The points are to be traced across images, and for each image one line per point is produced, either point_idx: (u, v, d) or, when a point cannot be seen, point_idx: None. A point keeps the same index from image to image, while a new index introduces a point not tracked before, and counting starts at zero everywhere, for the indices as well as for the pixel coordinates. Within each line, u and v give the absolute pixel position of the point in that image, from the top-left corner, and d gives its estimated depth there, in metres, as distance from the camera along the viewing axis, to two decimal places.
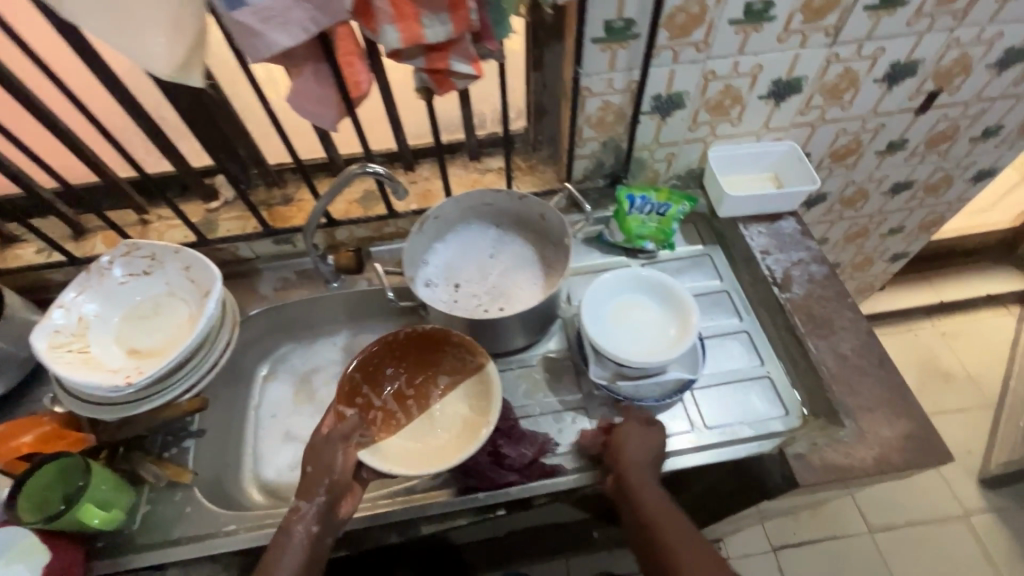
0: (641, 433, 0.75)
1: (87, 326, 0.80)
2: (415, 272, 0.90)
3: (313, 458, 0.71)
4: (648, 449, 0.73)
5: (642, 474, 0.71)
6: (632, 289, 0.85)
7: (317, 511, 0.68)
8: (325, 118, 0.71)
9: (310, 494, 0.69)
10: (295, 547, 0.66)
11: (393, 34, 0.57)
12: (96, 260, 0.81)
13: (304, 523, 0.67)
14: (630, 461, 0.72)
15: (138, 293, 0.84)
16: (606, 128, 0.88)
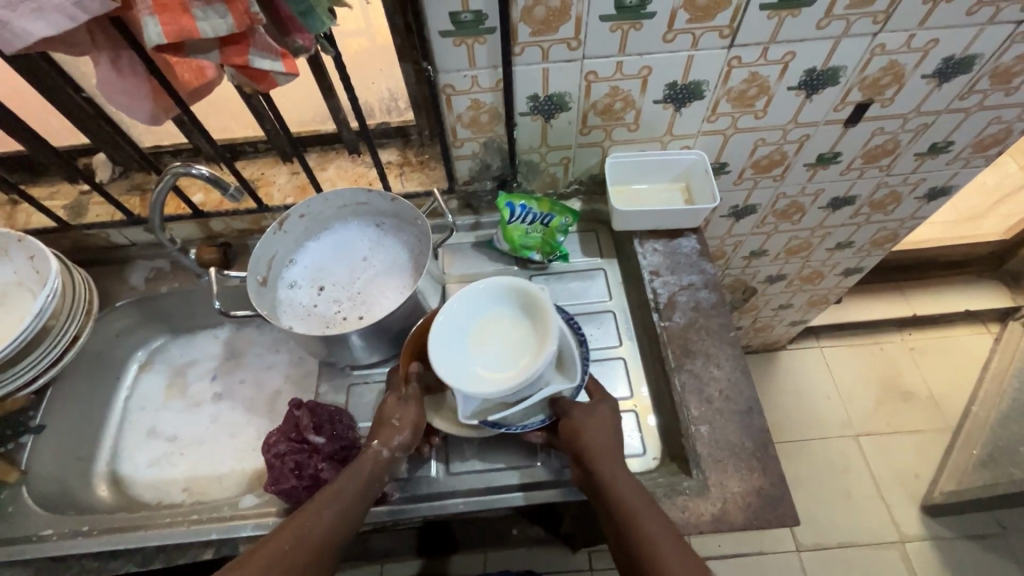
0: (599, 413, 0.71)
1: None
2: (278, 272, 0.86)
3: (401, 412, 0.72)
4: (608, 432, 0.69)
5: (607, 457, 0.67)
6: (483, 306, 0.76)
7: (390, 456, 0.69)
8: (141, 110, 0.65)
9: (389, 441, 0.70)
10: (356, 477, 0.67)
11: (154, 27, 0.50)
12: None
13: (376, 462, 0.68)
14: (595, 446, 0.68)
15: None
16: (484, 128, 0.80)
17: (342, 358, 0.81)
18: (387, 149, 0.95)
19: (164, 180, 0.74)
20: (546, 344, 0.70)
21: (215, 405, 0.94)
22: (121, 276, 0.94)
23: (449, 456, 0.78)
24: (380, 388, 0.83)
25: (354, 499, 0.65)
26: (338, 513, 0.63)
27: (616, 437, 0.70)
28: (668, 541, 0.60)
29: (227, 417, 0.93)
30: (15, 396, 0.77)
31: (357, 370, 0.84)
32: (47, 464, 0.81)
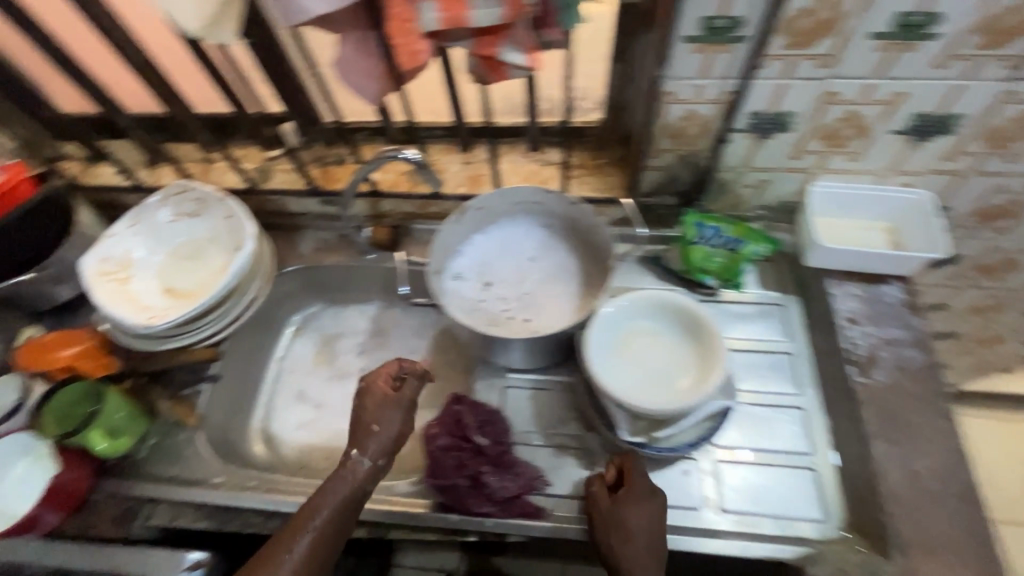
0: (640, 510, 0.63)
1: (133, 258, 0.84)
2: (446, 262, 0.84)
3: (380, 420, 0.69)
4: (645, 529, 0.62)
5: (643, 571, 0.60)
6: (624, 318, 0.70)
7: (375, 466, 0.67)
8: (368, 90, 0.65)
9: (370, 450, 0.67)
10: (336, 490, 0.65)
11: (433, 13, 0.49)
12: (150, 196, 0.84)
13: (359, 475, 0.66)
14: (636, 555, 0.61)
15: (181, 233, 0.87)
16: (688, 141, 0.75)
17: (502, 359, 0.79)
18: (561, 148, 0.92)
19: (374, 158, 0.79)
20: (716, 362, 0.64)
21: (360, 380, 0.96)
22: (291, 242, 0.98)
23: None
24: (532, 396, 0.79)
25: (340, 507, 0.64)
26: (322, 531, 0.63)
27: (652, 536, 0.62)
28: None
29: None
30: (201, 345, 0.82)
31: (512, 373, 0.82)
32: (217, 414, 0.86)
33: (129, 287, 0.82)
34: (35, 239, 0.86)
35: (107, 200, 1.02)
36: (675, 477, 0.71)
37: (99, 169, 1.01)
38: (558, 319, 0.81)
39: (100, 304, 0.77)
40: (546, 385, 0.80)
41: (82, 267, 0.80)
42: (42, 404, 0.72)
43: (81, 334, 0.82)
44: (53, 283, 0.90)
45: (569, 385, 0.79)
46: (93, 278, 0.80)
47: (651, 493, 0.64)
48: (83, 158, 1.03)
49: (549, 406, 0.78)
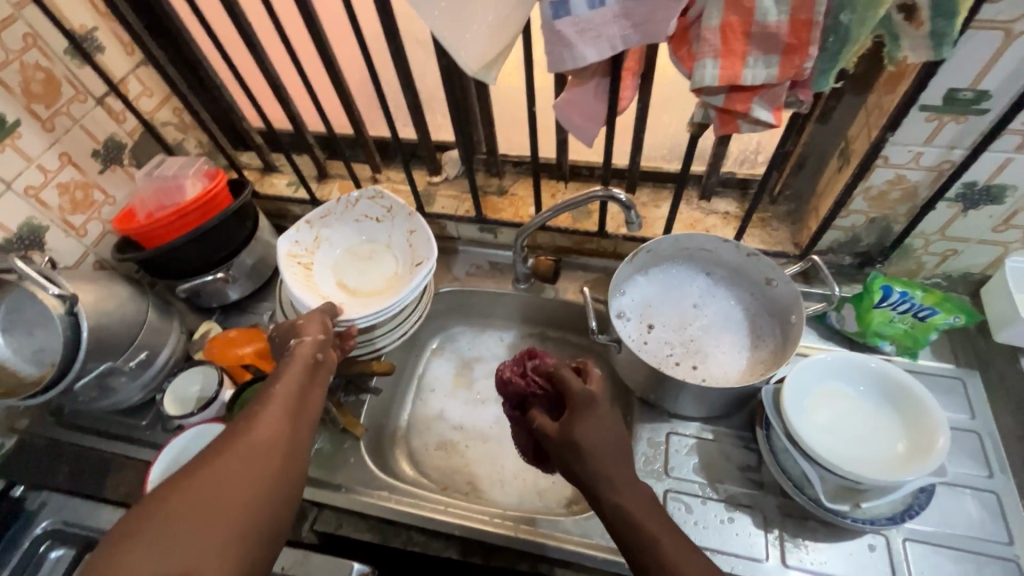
0: (601, 417, 0.60)
1: (317, 246, 0.88)
2: (612, 299, 0.85)
3: (304, 318, 0.68)
4: (604, 431, 0.58)
5: (619, 477, 0.56)
6: (816, 378, 0.69)
7: (316, 338, 0.65)
8: (587, 133, 0.68)
9: (308, 333, 0.65)
10: (298, 363, 0.61)
11: (712, 70, 0.52)
12: (348, 194, 0.89)
13: (306, 350, 0.63)
14: (599, 460, 0.57)
15: (362, 234, 0.91)
16: (885, 205, 0.74)
17: (669, 403, 0.78)
18: (726, 198, 0.93)
19: (573, 196, 0.78)
20: (932, 432, 0.62)
21: (499, 406, 0.97)
22: (444, 265, 1.02)
23: (782, 546, 0.69)
24: (696, 445, 0.78)
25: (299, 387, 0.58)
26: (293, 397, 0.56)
27: (623, 449, 0.58)
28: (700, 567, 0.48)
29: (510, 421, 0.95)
30: (367, 356, 0.85)
31: (673, 419, 0.81)
32: (371, 425, 0.88)
33: (310, 273, 0.85)
34: (227, 239, 0.92)
35: (276, 209, 1.09)
36: (861, 551, 0.68)
37: (273, 179, 1.08)
38: (727, 369, 0.80)
39: (287, 283, 0.80)
40: (712, 435, 0.78)
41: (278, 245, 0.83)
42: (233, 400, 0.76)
43: (259, 334, 0.86)
44: (229, 282, 0.96)
45: (736, 439, 0.78)
46: (283, 257, 0.83)
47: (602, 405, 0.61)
48: (258, 168, 1.10)
49: (716, 457, 0.76)
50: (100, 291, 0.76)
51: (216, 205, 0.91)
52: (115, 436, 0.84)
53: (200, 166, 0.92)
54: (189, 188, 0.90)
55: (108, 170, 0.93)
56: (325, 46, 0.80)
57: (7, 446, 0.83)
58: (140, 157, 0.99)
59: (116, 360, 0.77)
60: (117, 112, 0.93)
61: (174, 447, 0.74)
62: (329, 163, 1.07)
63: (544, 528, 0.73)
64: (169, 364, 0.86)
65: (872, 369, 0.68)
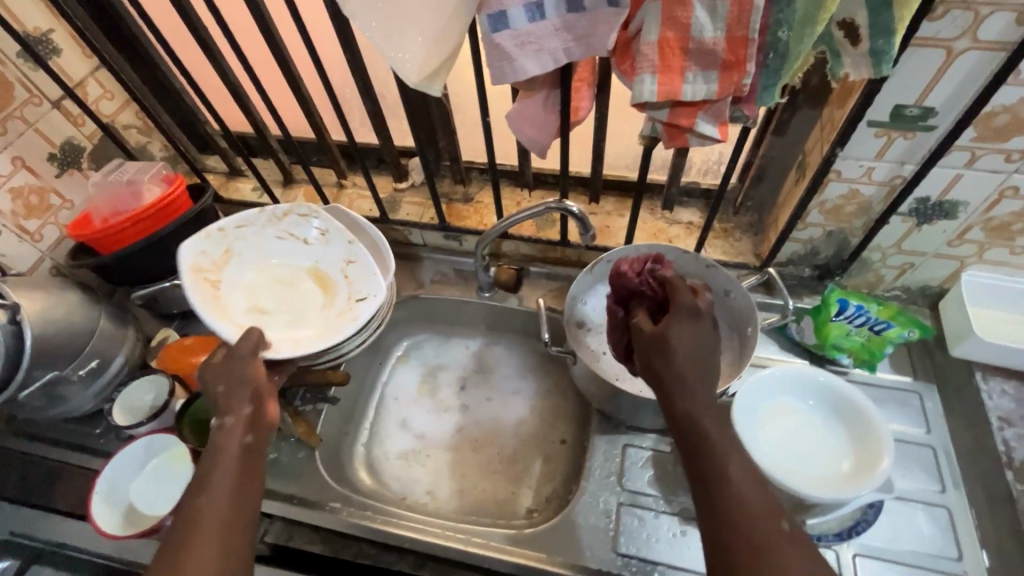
0: (694, 330, 0.54)
1: (228, 262, 0.79)
2: (571, 309, 0.84)
3: (225, 376, 0.60)
4: (704, 349, 0.53)
5: (699, 392, 0.52)
6: (768, 394, 0.69)
7: (243, 417, 0.57)
8: (540, 144, 0.68)
9: (233, 404, 0.58)
10: (226, 461, 0.54)
11: (651, 85, 0.51)
12: (273, 206, 0.80)
13: (234, 440, 0.56)
14: (679, 371, 0.52)
15: (283, 254, 0.82)
16: (841, 218, 0.74)
17: (626, 415, 0.78)
18: (690, 208, 0.92)
19: (530, 207, 0.77)
20: (878, 449, 0.62)
21: (461, 415, 0.96)
22: (409, 272, 1.01)
23: None
24: (653, 458, 0.77)
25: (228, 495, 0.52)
26: (228, 505, 0.51)
27: (709, 369, 0.53)
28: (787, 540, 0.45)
29: (472, 430, 0.94)
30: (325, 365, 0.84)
31: (631, 432, 0.80)
32: (329, 434, 0.87)
33: (219, 292, 0.76)
34: (184, 246, 0.91)
35: (241, 213, 1.07)
36: None
37: (238, 183, 1.07)
38: None
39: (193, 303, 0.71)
40: (668, 448, 0.78)
41: (180, 257, 0.74)
42: (182, 410, 0.76)
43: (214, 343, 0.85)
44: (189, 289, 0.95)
45: None
46: (188, 272, 0.74)
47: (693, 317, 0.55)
48: (223, 172, 1.09)
49: (672, 470, 0.76)
50: (48, 299, 0.75)
51: (173, 211, 0.89)
52: (65, 445, 0.82)
53: (158, 171, 0.91)
54: (145, 194, 0.89)
55: (66, 174, 0.92)
56: (281, 51, 0.79)
57: None
58: (99, 160, 0.97)
59: (64, 370, 0.76)
60: (75, 115, 0.92)
61: (120, 460, 0.73)
62: (294, 168, 1.06)
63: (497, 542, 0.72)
64: (123, 372, 0.85)
65: (821, 385, 0.68)
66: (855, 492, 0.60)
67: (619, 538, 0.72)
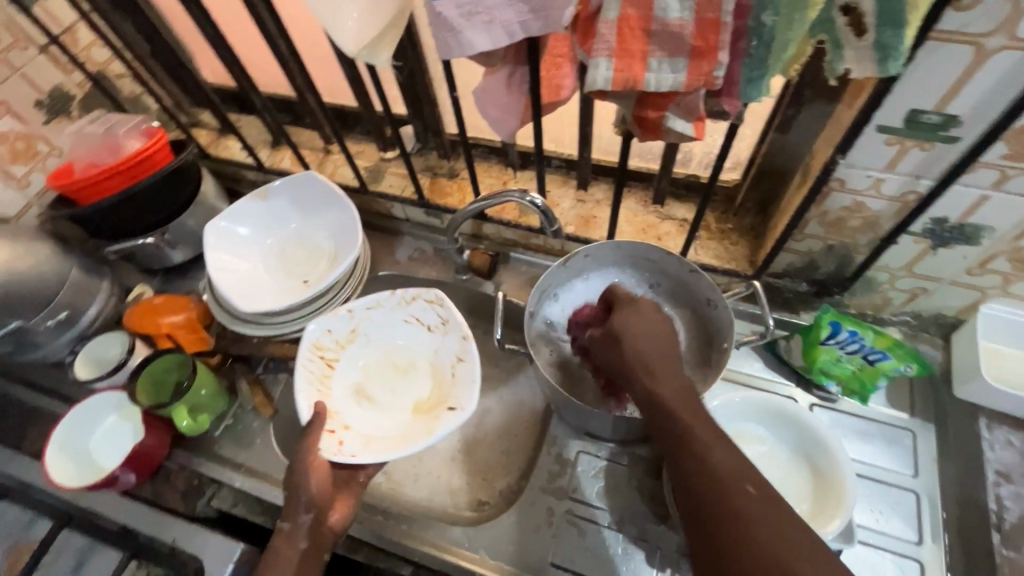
0: (642, 313, 0.59)
1: (351, 339, 0.82)
2: (540, 304, 0.79)
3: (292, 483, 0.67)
4: (659, 336, 0.57)
5: (656, 363, 0.55)
6: (732, 418, 0.63)
7: (304, 525, 0.65)
8: (505, 126, 0.62)
9: (294, 515, 0.65)
10: (284, 567, 0.63)
11: (606, 71, 0.44)
12: (406, 290, 0.81)
13: (290, 545, 0.64)
14: (641, 355, 0.55)
15: (407, 339, 0.83)
16: (843, 233, 0.66)
17: (583, 422, 0.74)
18: (686, 204, 0.85)
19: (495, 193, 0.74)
20: (838, 496, 0.56)
21: None
22: (389, 246, 0.98)
23: None
24: (606, 470, 0.73)
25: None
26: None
27: (667, 343, 0.57)
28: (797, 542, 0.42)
29: None
30: (287, 337, 0.83)
31: (588, 438, 0.76)
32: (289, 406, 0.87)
33: (327, 374, 0.79)
34: (162, 202, 0.90)
35: (229, 172, 1.06)
36: None
37: (227, 141, 1.05)
38: None
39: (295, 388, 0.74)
40: (624, 460, 0.74)
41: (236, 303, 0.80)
42: (137, 370, 0.76)
43: (185, 303, 0.86)
44: (168, 246, 0.95)
45: (648, 468, 0.73)
46: (308, 350, 0.78)
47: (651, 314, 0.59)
48: (214, 128, 1.07)
49: (624, 485, 0.72)
50: (18, 249, 0.76)
51: (150, 166, 0.88)
52: (41, 389, 0.86)
53: (139, 124, 0.90)
54: (124, 147, 0.88)
55: (53, 121, 0.92)
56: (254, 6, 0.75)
57: None
58: (89, 109, 0.97)
59: (30, 319, 0.77)
60: (63, 61, 0.91)
61: (83, 405, 0.77)
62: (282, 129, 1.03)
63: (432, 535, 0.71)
64: (96, 324, 0.86)
65: (790, 416, 0.61)
66: None
67: (557, 548, 0.69)
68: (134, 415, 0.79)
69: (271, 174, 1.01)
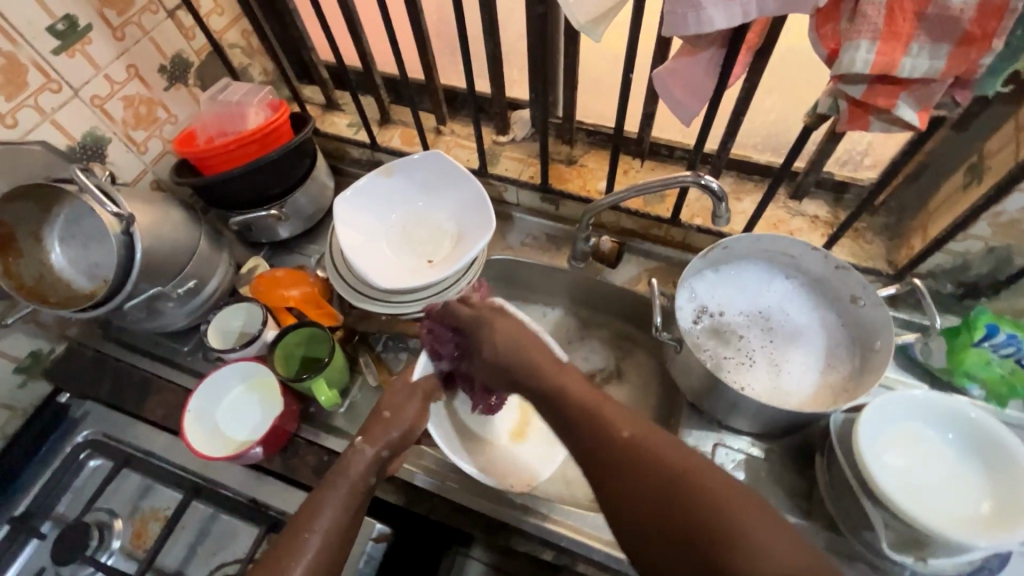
0: (502, 327, 0.65)
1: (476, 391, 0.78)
2: (679, 292, 0.78)
3: (394, 407, 0.67)
4: (517, 332, 0.64)
5: (541, 363, 0.61)
6: (900, 415, 0.63)
7: (377, 457, 0.62)
8: (687, 111, 0.61)
9: (377, 440, 0.63)
10: (345, 485, 0.59)
11: (865, 54, 0.44)
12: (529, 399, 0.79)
13: (361, 465, 0.61)
14: (511, 362, 0.63)
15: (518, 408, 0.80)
16: (1011, 235, 0.65)
17: (721, 414, 0.73)
18: (818, 201, 0.84)
19: (655, 181, 0.71)
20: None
21: None
22: (500, 231, 0.97)
23: None
24: (744, 464, 0.72)
25: (343, 516, 0.57)
26: (342, 520, 0.57)
27: (529, 342, 0.63)
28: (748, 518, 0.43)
29: None
30: (413, 317, 0.82)
31: (724, 431, 0.75)
32: None
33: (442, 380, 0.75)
34: (283, 175, 0.89)
35: (334, 148, 1.05)
36: None
37: (334, 117, 1.04)
38: (788, 391, 0.73)
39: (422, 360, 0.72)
40: (762, 453, 0.73)
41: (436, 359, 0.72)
42: (274, 339, 0.76)
43: (305, 278, 0.85)
44: (278, 220, 0.94)
45: (788, 462, 0.72)
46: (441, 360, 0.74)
47: (494, 312, 0.67)
48: (321, 104, 1.06)
49: (763, 478, 0.71)
50: (155, 214, 0.75)
51: (275, 137, 0.87)
52: (157, 357, 0.85)
53: (265, 95, 0.88)
54: (251, 118, 0.87)
55: (173, 88, 0.91)
56: None
57: (58, 351, 0.85)
58: (205, 78, 0.96)
59: (166, 286, 0.76)
60: (186, 27, 0.89)
61: (215, 374, 0.76)
62: (393, 107, 1.02)
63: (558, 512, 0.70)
64: (215, 295, 0.85)
65: (961, 416, 0.61)
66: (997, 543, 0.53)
67: None
68: (260, 388, 0.78)
69: (382, 152, 1.00)
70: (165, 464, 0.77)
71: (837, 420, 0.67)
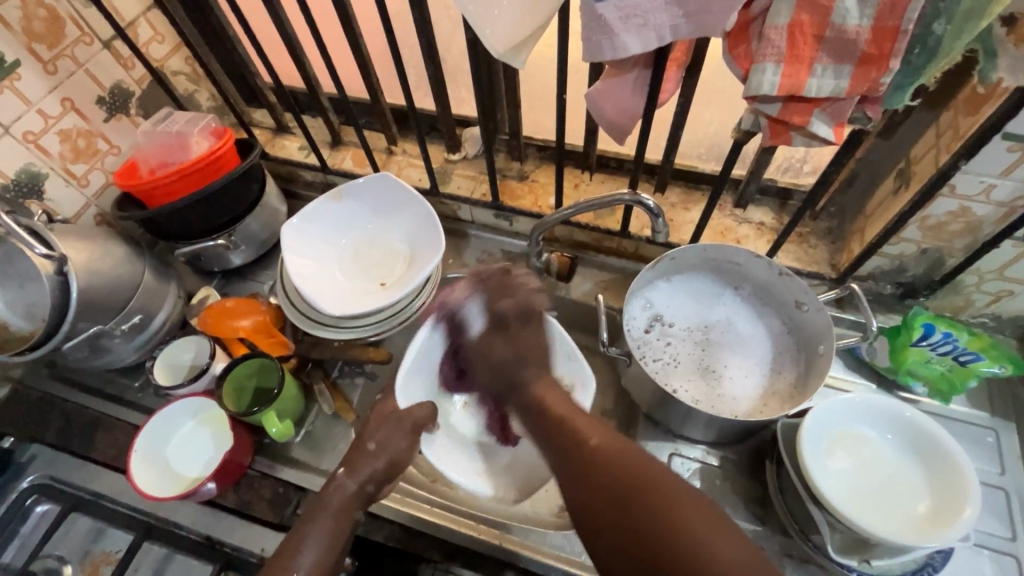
0: (515, 334, 0.71)
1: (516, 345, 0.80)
2: (629, 303, 0.79)
3: (381, 438, 0.65)
4: (527, 343, 0.70)
5: (524, 366, 0.68)
6: (843, 418, 0.64)
7: (360, 487, 0.62)
8: (620, 131, 0.62)
9: (359, 475, 0.63)
10: (325, 518, 0.59)
11: (773, 76, 0.45)
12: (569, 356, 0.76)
13: (343, 498, 0.61)
14: (518, 364, 0.69)
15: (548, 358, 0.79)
16: (941, 236, 0.67)
17: (676, 425, 0.73)
18: (763, 208, 0.85)
19: (598, 196, 0.71)
20: (961, 498, 0.57)
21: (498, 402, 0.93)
22: (455, 249, 0.97)
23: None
24: (700, 473, 0.73)
25: (326, 545, 0.58)
26: (325, 552, 0.57)
27: (529, 345, 0.70)
28: (692, 517, 0.46)
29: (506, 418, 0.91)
30: (367, 341, 0.81)
31: (680, 440, 0.76)
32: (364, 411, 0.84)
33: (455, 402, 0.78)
34: (230, 204, 0.88)
35: (286, 172, 1.04)
36: None
37: (284, 141, 1.03)
38: (730, 399, 0.74)
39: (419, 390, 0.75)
40: (717, 461, 0.73)
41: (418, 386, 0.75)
42: (223, 373, 0.75)
43: (257, 306, 0.84)
44: (229, 248, 0.93)
45: (743, 468, 0.73)
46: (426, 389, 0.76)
47: (518, 320, 0.71)
48: (270, 127, 1.05)
49: (718, 486, 0.72)
50: (94, 251, 0.73)
51: (221, 165, 0.85)
52: (106, 396, 0.83)
53: (207, 123, 0.87)
54: (193, 148, 0.85)
55: (113, 119, 0.89)
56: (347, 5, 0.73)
57: (2, 394, 0.82)
58: (147, 106, 0.94)
59: (108, 323, 0.75)
60: (124, 57, 0.88)
61: (163, 412, 0.74)
62: (344, 129, 1.02)
63: (514, 532, 0.70)
64: (164, 329, 0.84)
65: (901, 419, 0.62)
66: (937, 546, 0.54)
67: None
68: (212, 422, 0.77)
69: (333, 175, 0.99)
70: (114, 507, 0.75)
71: (784, 426, 0.68)
